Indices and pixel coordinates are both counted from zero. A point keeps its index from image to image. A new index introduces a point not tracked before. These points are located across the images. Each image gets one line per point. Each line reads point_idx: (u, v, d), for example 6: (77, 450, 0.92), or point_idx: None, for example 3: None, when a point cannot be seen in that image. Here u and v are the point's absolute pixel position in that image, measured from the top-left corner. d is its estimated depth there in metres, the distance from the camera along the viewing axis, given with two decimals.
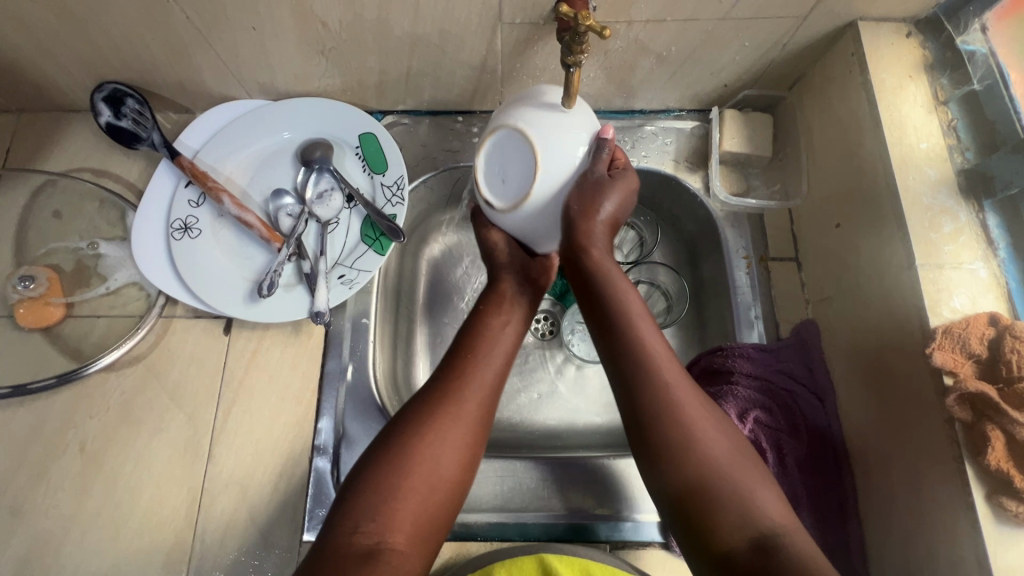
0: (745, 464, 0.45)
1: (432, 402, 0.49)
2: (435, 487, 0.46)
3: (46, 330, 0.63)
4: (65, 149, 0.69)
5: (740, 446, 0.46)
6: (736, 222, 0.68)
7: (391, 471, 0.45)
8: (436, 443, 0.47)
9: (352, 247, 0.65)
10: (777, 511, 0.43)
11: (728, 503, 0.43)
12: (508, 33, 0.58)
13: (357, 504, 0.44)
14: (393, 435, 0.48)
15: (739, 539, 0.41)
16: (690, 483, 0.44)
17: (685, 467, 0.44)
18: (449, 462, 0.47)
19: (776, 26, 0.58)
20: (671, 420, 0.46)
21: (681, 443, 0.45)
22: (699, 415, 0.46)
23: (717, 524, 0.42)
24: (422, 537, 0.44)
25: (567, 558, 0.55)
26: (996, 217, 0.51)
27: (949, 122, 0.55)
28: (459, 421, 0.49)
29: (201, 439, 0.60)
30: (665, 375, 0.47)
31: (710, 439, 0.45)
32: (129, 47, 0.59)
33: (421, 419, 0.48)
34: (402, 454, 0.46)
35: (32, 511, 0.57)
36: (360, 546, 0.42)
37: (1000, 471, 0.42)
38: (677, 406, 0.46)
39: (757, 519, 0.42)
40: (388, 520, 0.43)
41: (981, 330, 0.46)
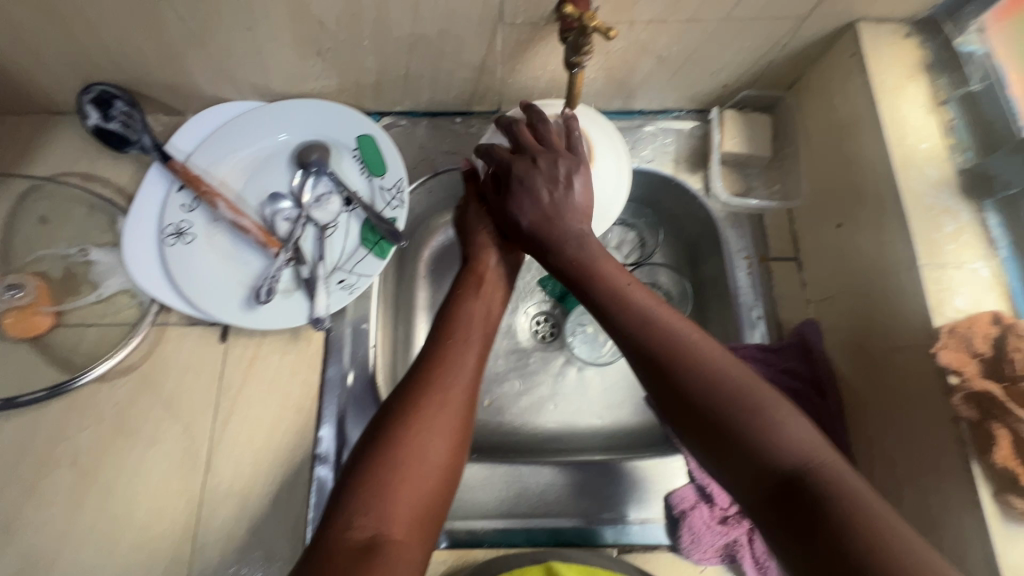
0: (765, 391, 0.43)
1: (417, 392, 0.48)
2: (426, 475, 0.45)
3: (34, 340, 0.61)
4: (52, 153, 0.67)
5: (758, 385, 0.43)
6: (736, 223, 0.68)
7: (380, 465, 0.44)
8: (424, 431, 0.46)
9: (352, 252, 0.64)
10: (809, 440, 0.40)
11: (745, 439, 0.41)
12: (508, 34, 0.57)
13: (352, 499, 0.42)
14: (385, 426, 0.46)
15: (767, 476, 0.40)
16: (702, 423, 0.43)
17: (695, 405, 0.43)
18: (440, 449, 0.46)
19: (777, 27, 0.58)
20: (675, 360, 0.45)
21: (689, 382, 0.43)
22: (699, 348, 0.45)
23: (741, 460, 0.41)
24: (420, 527, 0.43)
25: (576, 566, 0.54)
26: (996, 217, 0.52)
27: (949, 122, 0.56)
28: (443, 401, 0.48)
29: (199, 450, 0.58)
30: (661, 318, 0.47)
31: (726, 369, 0.44)
32: (118, 48, 0.58)
33: (407, 409, 0.47)
34: (392, 445, 0.45)
35: (24, 527, 0.55)
36: (356, 543, 0.40)
37: (1007, 470, 0.42)
38: (681, 341, 0.45)
39: (778, 456, 0.40)
40: (384, 514, 0.42)
41: (985, 330, 0.46)
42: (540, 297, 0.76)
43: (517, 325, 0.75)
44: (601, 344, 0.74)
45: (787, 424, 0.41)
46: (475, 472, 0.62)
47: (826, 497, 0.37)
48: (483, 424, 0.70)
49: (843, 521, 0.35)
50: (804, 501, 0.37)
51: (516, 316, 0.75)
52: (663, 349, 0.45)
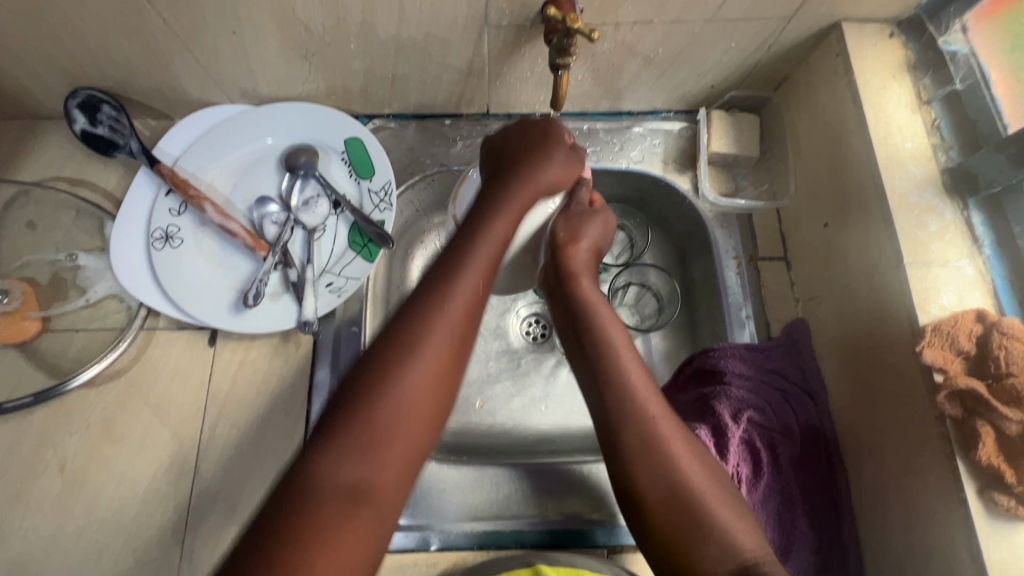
0: (723, 495, 0.46)
1: (420, 327, 0.42)
2: (422, 417, 0.41)
3: (21, 346, 0.60)
4: (39, 158, 0.67)
5: (718, 481, 0.47)
6: (725, 223, 0.69)
7: (375, 413, 0.39)
8: (426, 375, 0.41)
9: (340, 254, 0.64)
10: (753, 541, 0.44)
11: (710, 540, 0.44)
12: (494, 36, 0.57)
13: (340, 445, 0.38)
14: (380, 363, 0.41)
15: (723, 569, 0.43)
16: (670, 514, 0.46)
17: (669, 500, 0.46)
18: (434, 389, 0.41)
19: (762, 27, 0.58)
20: (656, 455, 0.47)
21: (669, 478, 0.46)
22: (683, 447, 0.47)
23: (699, 557, 0.44)
24: (410, 474, 0.40)
25: (563, 567, 0.54)
26: (980, 215, 0.52)
27: (933, 121, 0.56)
28: (446, 331, 0.42)
29: (188, 455, 0.58)
30: (648, 408, 0.48)
31: (693, 472, 0.46)
32: (103, 52, 0.57)
33: (403, 340, 0.41)
34: (390, 388, 0.40)
35: (10, 534, 0.54)
36: (342, 488, 0.37)
37: (991, 466, 0.43)
38: (660, 438, 0.47)
39: (736, 548, 0.44)
40: (374, 461, 0.38)
41: (969, 327, 0.46)
42: (531, 299, 0.76)
43: (508, 327, 0.75)
44: None
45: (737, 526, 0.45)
46: (464, 475, 0.62)
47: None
48: (474, 427, 0.70)
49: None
50: None
51: (507, 318, 0.75)
52: (637, 439, 0.47)
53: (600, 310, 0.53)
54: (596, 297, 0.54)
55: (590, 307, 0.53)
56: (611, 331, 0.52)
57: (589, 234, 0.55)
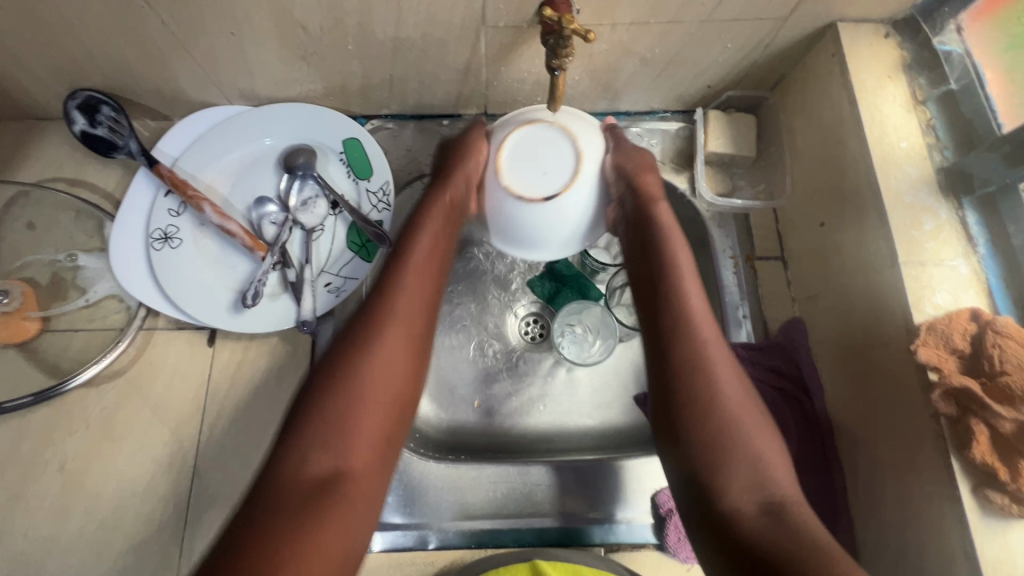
0: (766, 430, 0.48)
1: (370, 325, 0.48)
2: (383, 405, 0.46)
3: (21, 346, 0.61)
4: (39, 159, 0.67)
5: (763, 421, 0.48)
6: (722, 223, 0.69)
7: (334, 405, 0.45)
8: (380, 364, 0.47)
9: (338, 254, 0.64)
10: (786, 479, 0.46)
11: (741, 469, 0.46)
12: (491, 36, 0.58)
13: (304, 436, 0.43)
14: (338, 358, 0.47)
15: (749, 499, 0.45)
16: (707, 439, 0.47)
17: (712, 425, 0.47)
18: (394, 381, 0.47)
19: (758, 28, 0.58)
20: (704, 382, 0.48)
21: (713, 404, 0.48)
22: (732, 381, 0.49)
23: (729, 482, 0.46)
24: (379, 460, 0.45)
25: (561, 564, 0.55)
26: (975, 214, 0.52)
27: (928, 121, 0.56)
28: (399, 331, 0.49)
29: (187, 454, 0.58)
30: (704, 342, 0.50)
31: (738, 405, 0.48)
32: (102, 54, 0.58)
33: (364, 339, 0.48)
34: (348, 379, 0.46)
35: (10, 533, 0.55)
36: (313, 477, 0.42)
37: (985, 464, 0.43)
38: (711, 368, 0.49)
39: (768, 484, 0.45)
40: (343, 450, 0.44)
41: (963, 326, 0.47)
42: (529, 298, 0.76)
43: (506, 326, 0.75)
44: (590, 345, 0.73)
45: (773, 459, 0.46)
46: (460, 474, 0.61)
47: (800, 524, 0.42)
48: (472, 425, 0.70)
49: (808, 544, 0.40)
50: (775, 523, 0.43)
51: (506, 317, 0.75)
52: (690, 365, 0.49)
53: (676, 250, 0.54)
54: (675, 239, 0.55)
55: (663, 236, 0.55)
56: (682, 267, 0.53)
57: (648, 166, 0.57)
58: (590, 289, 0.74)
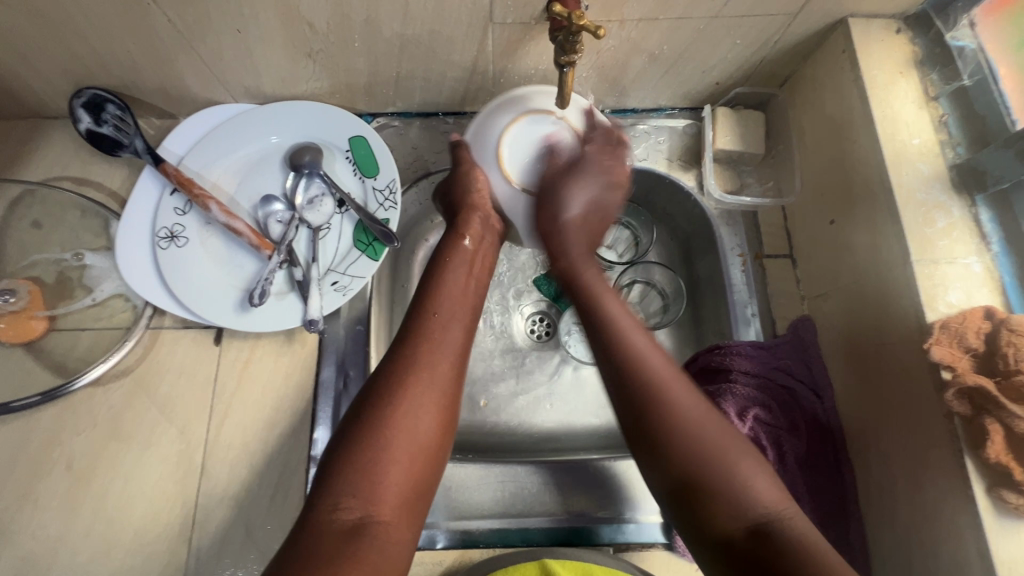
0: (739, 448, 0.45)
1: (401, 369, 0.48)
2: (415, 451, 0.45)
3: (28, 345, 0.61)
4: (44, 158, 0.67)
5: (734, 440, 0.46)
6: (730, 221, 0.68)
7: (368, 444, 0.43)
8: (411, 407, 0.46)
9: (345, 253, 0.64)
10: (772, 495, 0.43)
11: (722, 494, 0.43)
12: (499, 33, 0.57)
13: (337, 478, 0.42)
14: (370, 399, 0.46)
15: (736, 523, 0.42)
16: (685, 472, 0.44)
17: (677, 459, 0.45)
18: (427, 426, 0.46)
19: (768, 23, 0.57)
20: (661, 414, 0.46)
21: (673, 435, 0.45)
22: (690, 405, 0.47)
23: (713, 507, 0.43)
24: (408, 510, 0.43)
25: (571, 564, 0.54)
26: (988, 211, 0.52)
27: (940, 117, 0.56)
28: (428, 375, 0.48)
29: (195, 453, 0.58)
30: (650, 367, 0.48)
31: (702, 428, 0.46)
32: (108, 52, 0.57)
33: (396, 381, 0.47)
34: (381, 418, 0.45)
35: (18, 532, 0.55)
36: (344, 522, 0.40)
37: (1000, 464, 0.43)
38: (666, 393, 0.47)
39: (749, 505, 0.42)
40: (372, 496, 0.42)
41: (977, 324, 0.46)
42: (535, 297, 0.76)
43: (513, 325, 0.75)
44: None
45: (755, 477, 0.44)
46: (469, 473, 0.61)
47: (789, 543, 0.40)
48: (479, 425, 0.70)
49: (804, 563, 0.38)
50: (769, 547, 0.40)
51: (512, 316, 0.75)
52: (645, 390, 0.47)
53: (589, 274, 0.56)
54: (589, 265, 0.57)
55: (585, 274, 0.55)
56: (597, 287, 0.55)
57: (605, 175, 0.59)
58: None
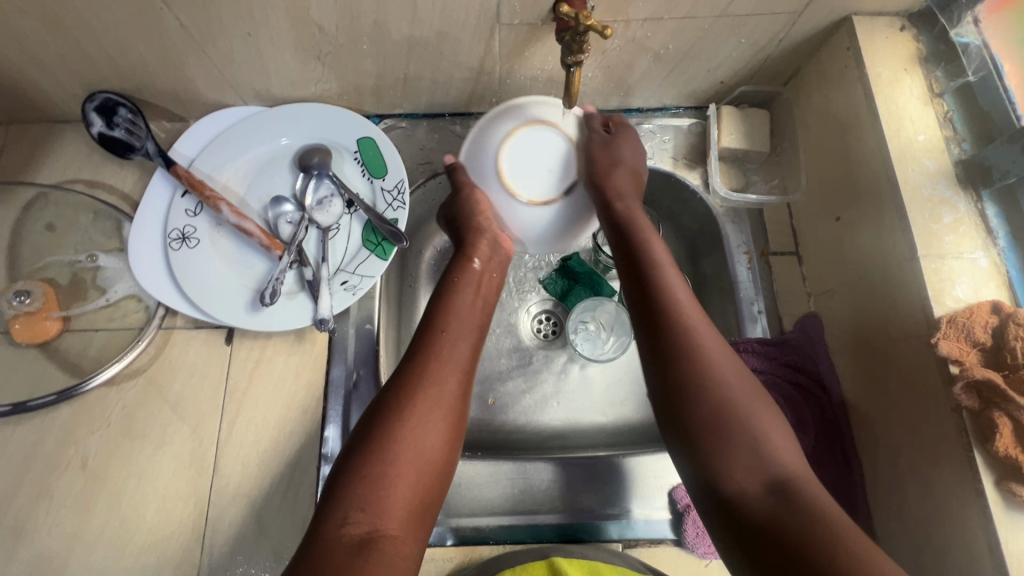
0: (761, 407, 0.47)
1: (408, 385, 0.48)
2: (422, 466, 0.45)
3: (42, 346, 0.61)
4: (57, 161, 0.68)
5: (761, 398, 0.48)
6: (736, 218, 0.69)
7: (375, 461, 0.44)
8: (418, 424, 0.46)
9: (354, 253, 0.64)
10: (792, 459, 0.44)
11: (739, 449, 0.45)
12: (505, 34, 0.58)
13: (345, 495, 0.42)
14: (376, 417, 0.47)
15: (751, 482, 0.43)
16: (708, 423, 0.46)
17: (706, 404, 0.47)
18: (434, 443, 0.47)
19: (773, 22, 0.58)
20: (695, 364, 0.48)
21: (702, 380, 0.48)
22: (717, 359, 0.49)
23: (728, 466, 0.44)
24: (414, 522, 0.44)
25: (579, 561, 0.55)
26: (994, 207, 0.52)
27: (945, 113, 0.56)
28: (437, 393, 0.49)
29: (207, 452, 0.59)
30: (685, 321, 0.50)
31: (732, 383, 0.48)
32: (121, 56, 0.58)
33: (403, 397, 0.48)
34: (388, 432, 0.45)
35: (34, 530, 0.55)
36: (351, 538, 0.40)
37: (1009, 456, 0.43)
38: (696, 344, 0.49)
39: (771, 462, 0.44)
40: (377, 510, 0.42)
41: (984, 318, 0.46)
42: (541, 296, 0.77)
43: (520, 324, 0.75)
44: (604, 342, 0.74)
45: (773, 438, 0.45)
46: (478, 470, 0.62)
47: (807, 502, 0.41)
48: (487, 423, 0.70)
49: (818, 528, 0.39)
50: (781, 509, 0.41)
51: (519, 315, 0.76)
52: (676, 343, 0.49)
53: (646, 235, 0.57)
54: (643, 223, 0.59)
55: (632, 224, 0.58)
56: (648, 239, 0.57)
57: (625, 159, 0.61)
58: (603, 286, 0.75)
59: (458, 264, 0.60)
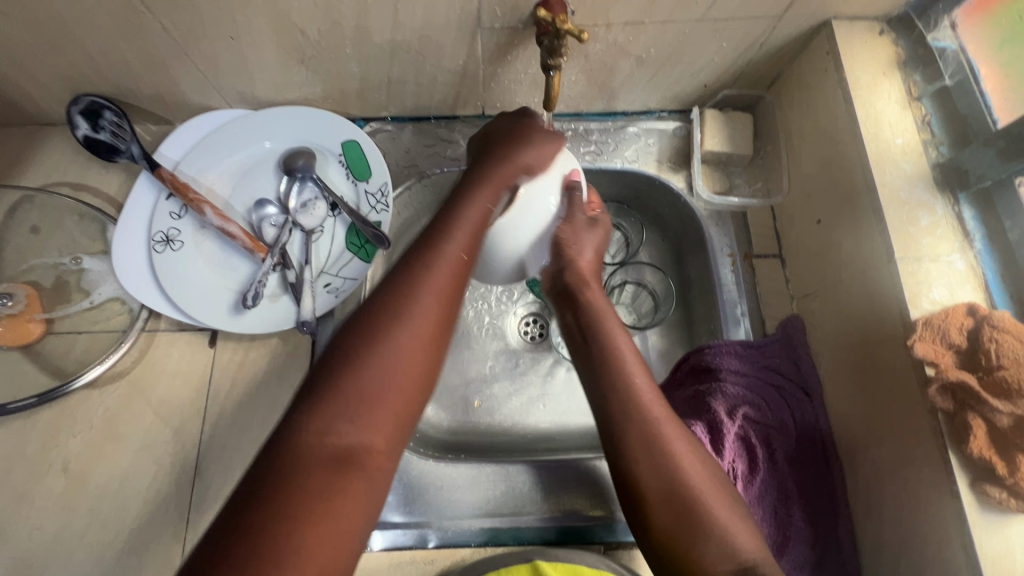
0: (723, 495, 0.46)
1: (399, 288, 0.42)
2: (414, 374, 0.40)
3: (25, 348, 0.61)
4: (42, 164, 0.68)
5: (718, 483, 0.47)
6: (719, 222, 0.69)
7: (360, 381, 0.38)
8: (410, 329, 0.41)
9: (338, 255, 0.65)
10: (753, 544, 0.44)
11: (710, 540, 0.43)
12: (488, 38, 0.58)
13: (326, 403, 0.37)
14: (368, 323, 0.41)
15: (724, 572, 0.42)
16: (675, 515, 0.45)
17: (674, 500, 0.45)
18: (428, 353, 0.41)
19: (753, 26, 0.58)
20: (661, 459, 0.46)
21: (665, 478, 0.46)
22: (684, 448, 0.47)
23: (700, 556, 0.43)
24: (401, 436, 0.39)
25: (561, 564, 0.55)
26: (971, 210, 0.52)
27: (924, 117, 0.56)
28: (434, 297, 0.42)
29: (189, 455, 0.59)
30: (650, 413, 0.48)
31: (696, 475, 0.46)
32: (104, 59, 0.59)
33: (395, 301, 0.42)
34: (378, 339, 0.40)
35: (15, 532, 0.55)
36: (332, 449, 0.36)
37: (983, 458, 0.43)
38: (662, 437, 0.47)
39: (737, 549, 0.43)
40: (364, 423, 0.38)
41: (960, 321, 0.47)
42: (529, 298, 0.77)
43: (507, 326, 0.76)
44: None
45: (739, 527, 0.44)
46: (460, 473, 0.62)
47: None
48: (471, 425, 0.70)
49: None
50: None
51: (506, 318, 0.76)
52: (640, 436, 0.47)
53: (603, 315, 0.53)
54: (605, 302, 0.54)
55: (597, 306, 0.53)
56: (608, 319, 0.53)
57: (590, 241, 0.55)
58: None
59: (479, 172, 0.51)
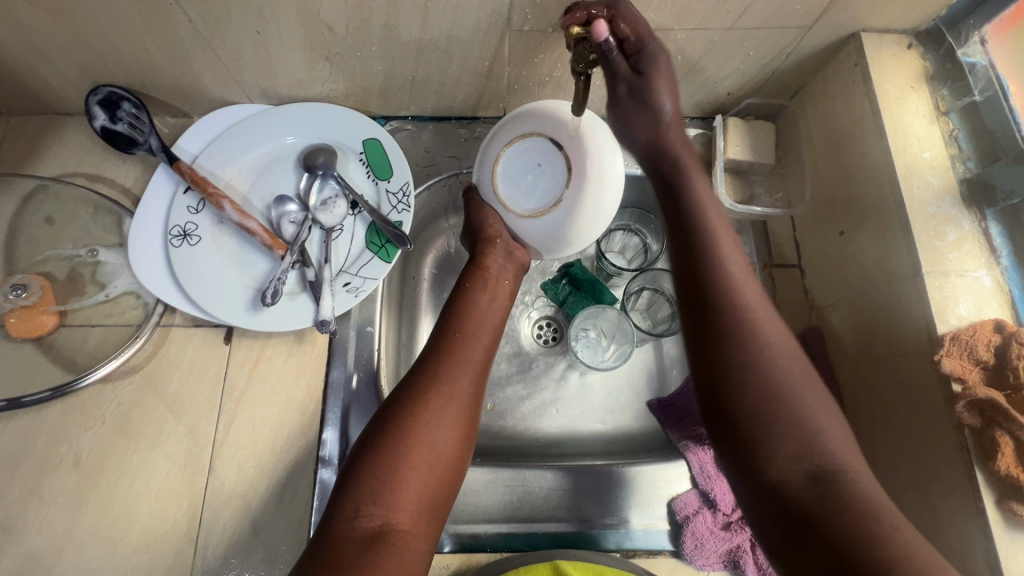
0: (813, 394, 0.47)
1: (421, 389, 0.51)
2: (434, 463, 0.49)
3: (38, 340, 0.60)
4: (58, 154, 0.67)
5: (814, 385, 0.48)
6: (740, 230, 0.69)
7: (393, 462, 0.47)
8: (430, 422, 0.50)
9: (357, 255, 0.64)
10: (844, 453, 0.44)
11: (786, 436, 0.45)
12: (516, 40, 0.58)
13: (358, 489, 0.46)
14: (393, 414, 0.50)
15: (796, 471, 0.44)
16: (758, 405, 0.46)
17: (761, 390, 0.47)
18: (445, 441, 0.50)
19: (781, 36, 0.58)
20: (747, 344, 0.48)
21: (755, 368, 0.47)
22: (776, 343, 0.49)
23: (773, 451, 0.45)
24: (425, 517, 0.47)
25: (582, 565, 0.55)
26: (998, 226, 0.53)
27: (951, 131, 0.57)
28: (450, 402, 0.52)
29: (202, 453, 0.58)
30: (746, 302, 0.50)
31: (781, 370, 0.47)
32: (127, 50, 0.58)
33: (416, 402, 0.51)
34: (402, 435, 0.49)
35: (24, 528, 0.54)
36: (364, 530, 0.44)
37: (1010, 476, 0.43)
38: (755, 324, 0.49)
39: (817, 453, 0.44)
40: (391, 505, 0.46)
41: (987, 337, 0.47)
42: (542, 302, 0.76)
43: (520, 330, 0.75)
44: (604, 350, 0.73)
45: (827, 432, 0.45)
46: (477, 477, 0.62)
47: (851, 496, 0.41)
48: (485, 428, 0.70)
49: (847, 518, 0.40)
50: (829, 498, 0.41)
51: (519, 322, 0.75)
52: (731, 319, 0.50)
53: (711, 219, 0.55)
54: (719, 226, 0.55)
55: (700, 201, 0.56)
56: (714, 222, 0.55)
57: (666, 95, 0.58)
58: (604, 293, 0.72)
59: (469, 274, 0.61)
